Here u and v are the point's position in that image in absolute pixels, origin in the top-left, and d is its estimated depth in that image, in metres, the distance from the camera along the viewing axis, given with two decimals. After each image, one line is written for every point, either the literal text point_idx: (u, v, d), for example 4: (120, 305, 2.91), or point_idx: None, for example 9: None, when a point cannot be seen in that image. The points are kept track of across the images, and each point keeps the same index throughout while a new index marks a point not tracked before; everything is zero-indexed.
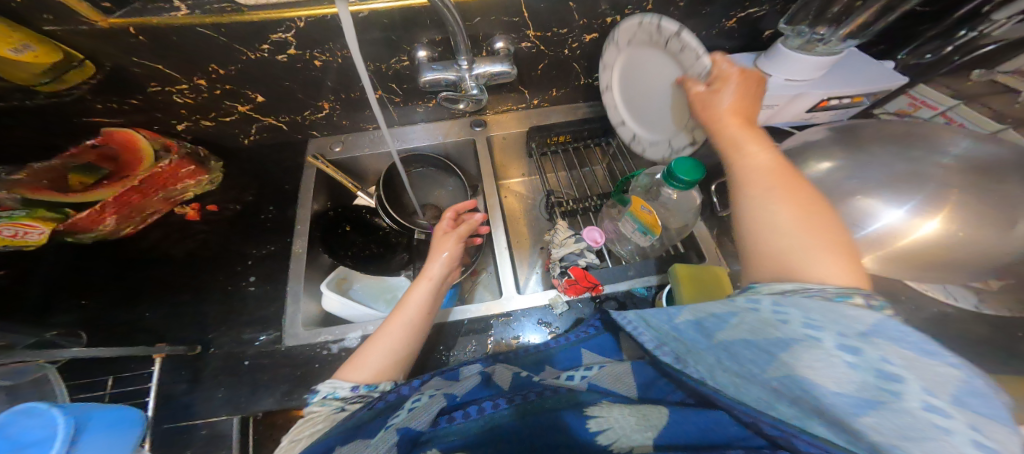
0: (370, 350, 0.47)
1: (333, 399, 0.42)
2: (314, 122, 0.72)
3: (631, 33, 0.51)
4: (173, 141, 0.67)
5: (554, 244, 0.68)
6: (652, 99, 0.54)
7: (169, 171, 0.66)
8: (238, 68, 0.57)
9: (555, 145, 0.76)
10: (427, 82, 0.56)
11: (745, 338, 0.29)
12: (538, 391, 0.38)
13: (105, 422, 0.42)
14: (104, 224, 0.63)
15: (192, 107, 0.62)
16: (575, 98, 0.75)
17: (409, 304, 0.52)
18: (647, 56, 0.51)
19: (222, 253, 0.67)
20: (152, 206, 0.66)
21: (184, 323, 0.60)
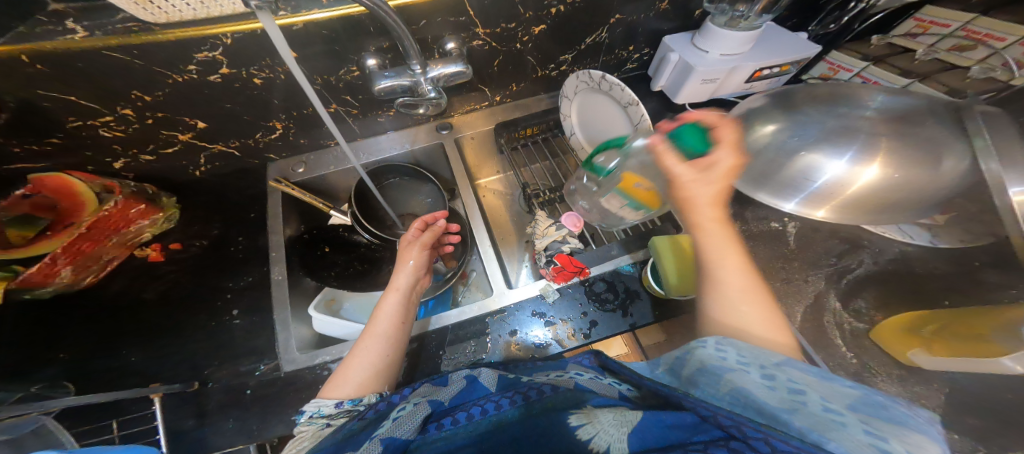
0: (352, 364, 0.48)
1: (319, 416, 0.43)
2: (269, 145, 0.70)
3: (574, 87, 0.68)
4: (113, 181, 0.61)
5: (537, 235, 0.71)
6: (608, 127, 0.66)
7: (118, 213, 0.60)
8: (163, 93, 0.54)
9: (524, 138, 0.77)
10: (383, 91, 0.55)
11: (700, 368, 0.36)
12: (527, 392, 0.39)
13: None
14: (60, 276, 0.57)
15: (124, 139, 0.59)
16: (535, 91, 0.76)
17: (382, 316, 0.52)
18: (594, 99, 0.66)
19: (199, 290, 0.65)
20: (108, 252, 0.61)
21: (172, 365, 0.57)
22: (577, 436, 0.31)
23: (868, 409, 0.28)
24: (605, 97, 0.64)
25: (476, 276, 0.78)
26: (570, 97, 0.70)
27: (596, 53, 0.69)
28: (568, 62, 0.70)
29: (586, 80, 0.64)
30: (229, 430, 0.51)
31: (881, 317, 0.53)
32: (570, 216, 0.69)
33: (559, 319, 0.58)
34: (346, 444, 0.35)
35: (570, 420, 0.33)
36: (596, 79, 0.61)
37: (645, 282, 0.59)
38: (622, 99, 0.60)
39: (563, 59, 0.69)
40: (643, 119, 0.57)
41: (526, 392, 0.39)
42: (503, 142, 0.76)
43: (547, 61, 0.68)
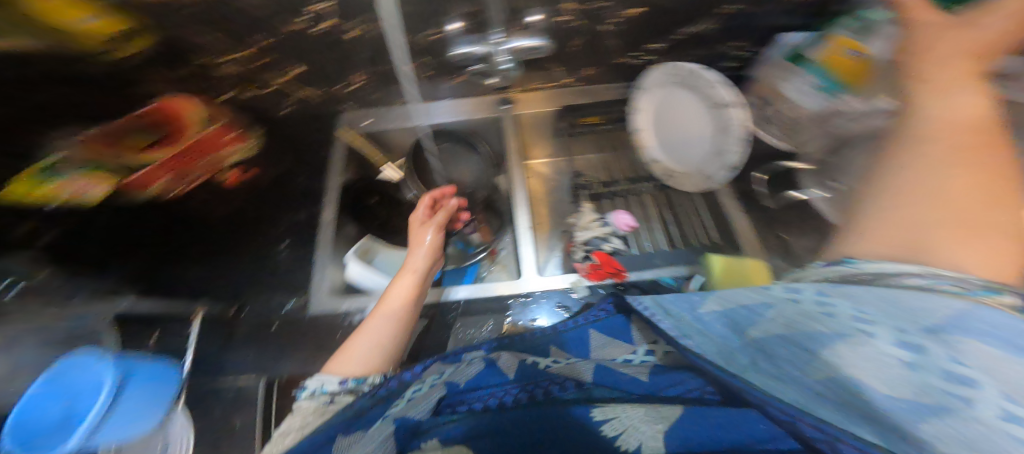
0: (357, 343, 0.48)
1: (322, 393, 0.42)
2: (345, 95, 0.75)
3: (659, 79, 0.66)
4: (215, 108, 0.65)
5: (578, 228, 0.69)
6: (686, 129, 0.63)
7: (215, 137, 0.65)
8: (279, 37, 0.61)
9: (585, 125, 0.76)
10: (459, 56, 0.56)
11: (779, 336, 0.33)
12: (545, 388, 0.38)
13: (149, 375, 0.48)
14: (158, 184, 0.58)
15: (239, 76, 0.66)
16: (609, 78, 0.73)
17: (394, 295, 0.54)
18: (677, 98, 0.64)
19: (257, 217, 0.69)
20: (196, 172, 0.63)
21: (222, 283, 0.63)
22: (607, 436, 0.29)
23: None
24: (694, 97, 0.62)
25: (505, 257, 0.73)
26: (647, 92, 0.68)
27: (686, 47, 0.65)
28: (654, 51, 0.66)
29: (677, 75, 0.63)
30: (278, 345, 0.60)
31: None
32: (622, 216, 0.67)
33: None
34: (362, 418, 0.32)
35: (594, 415, 0.32)
36: (689, 73, 0.60)
37: None
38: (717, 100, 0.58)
39: (650, 48, 0.66)
40: (733, 119, 0.56)
41: (533, 389, 0.38)
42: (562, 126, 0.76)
43: (628, 49, 0.65)
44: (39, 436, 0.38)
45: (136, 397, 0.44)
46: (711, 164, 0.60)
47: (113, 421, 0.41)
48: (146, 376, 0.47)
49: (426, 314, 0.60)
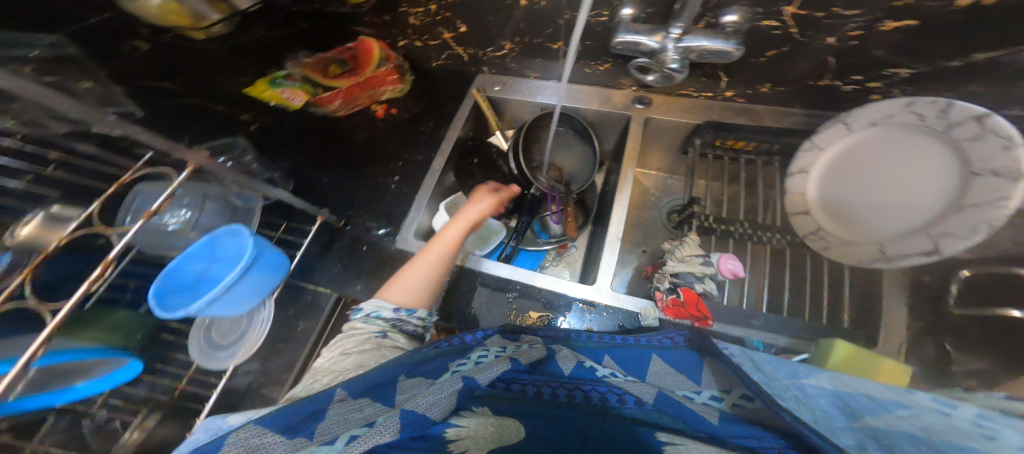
0: (409, 273, 0.52)
1: (377, 318, 0.47)
2: (489, 59, 0.77)
3: (885, 115, 0.46)
4: (392, 55, 0.79)
5: (673, 255, 0.57)
6: (891, 190, 0.47)
7: (381, 76, 0.77)
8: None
9: (725, 148, 0.65)
10: (621, 45, 0.55)
11: (913, 438, 0.24)
12: (596, 394, 0.37)
13: (269, 263, 0.49)
14: (333, 105, 0.78)
15: (418, 27, 0.74)
16: (788, 101, 0.62)
17: (444, 239, 0.56)
18: (904, 143, 0.46)
19: (382, 149, 0.78)
20: (361, 100, 0.79)
21: (341, 197, 0.72)
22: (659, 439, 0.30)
23: None
24: (927, 149, 0.44)
25: (572, 254, 0.76)
26: (852, 127, 0.50)
27: (967, 78, 0.44)
28: (892, 79, 0.50)
29: (924, 113, 0.43)
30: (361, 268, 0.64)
31: None
32: (729, 262, 0.54)
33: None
34: (424, 368, 0.37)
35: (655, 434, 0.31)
36: (955, 118, 0.40)
37: None
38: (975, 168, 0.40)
39: (889, 74, 0.49)
40: (1001, 203, 0.37)
41: (588, 391, 0.37)
42: (697, 143, 0.66)
43: (830, 72, 0.53)
44: (174, 292, 0.40)
45: (251, 280, 0.46)
46: (920, 247, 0.44)
47: (231, 299, 0.44)
48: (269, 263, 0.49)
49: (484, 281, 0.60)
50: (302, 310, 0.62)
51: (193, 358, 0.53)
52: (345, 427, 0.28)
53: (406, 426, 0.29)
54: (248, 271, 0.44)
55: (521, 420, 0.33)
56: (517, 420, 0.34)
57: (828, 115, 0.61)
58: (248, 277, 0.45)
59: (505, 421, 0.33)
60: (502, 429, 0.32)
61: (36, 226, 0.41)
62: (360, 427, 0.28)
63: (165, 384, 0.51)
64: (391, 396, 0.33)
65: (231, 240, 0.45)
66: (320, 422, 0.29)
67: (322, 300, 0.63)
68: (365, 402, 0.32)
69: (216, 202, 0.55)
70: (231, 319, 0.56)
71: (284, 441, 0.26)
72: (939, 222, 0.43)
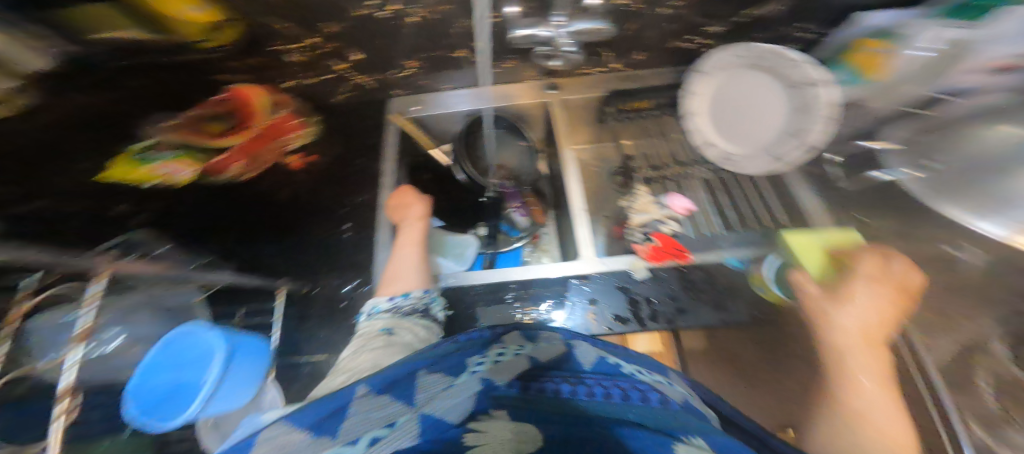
0: (399, 270, 0.61)
1: (378, 312, 0.55)
2: (397, 81, 0.78)
3: (721, 61, 0.62)
4: (282, 97, 0.77)
5: (633, 209, 0.71)
6: (756, 112, 0.61)
7: (279, 124, 0.76)
8: (350, 22, 0.69)
9: (630, 112, 0.75)
10: (516, 40, 0.58)
11: None
12: (619, 387, 0.35)
13: (248, 351, 0.48)
14: (230, 169, 0.70)
15: (304, 64, 0.75)
16: (659, 62, 0.72)
17: (410, 237, 0.65)
18: (741, 79, 0.62)
19: (317, 203, 0.74)
20: (265, 156, 0.74)
21: (294, 263, 0.68)
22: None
23: None
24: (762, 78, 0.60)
25: (546, 240, 0.80)
26: (703, 73, 0.63)
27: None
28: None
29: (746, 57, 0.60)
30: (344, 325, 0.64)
31: None
32: (679, 200, 0.70)
33: (645, 297, 0.61)
34: (444, 366, 0.37)
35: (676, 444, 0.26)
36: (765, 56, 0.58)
37: (756, 278, 0.58)
38: (794, 80, 0.57)
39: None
40: (823, 99, 0.54)
41: (613, 386, 0.35)
42: (609, 111, 0.74)
43: None
44: (172, 398, 0.39)
45: (237, 371, 0.45)
46: (796, 146, 0.56)
47: (221, 396, 0.43)
48: (249, 351, 0.48)
49: (491, 295, 0.63)
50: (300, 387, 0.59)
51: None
52: (370, 426, 0.27)
53: (424, 424, 0.28)
54: (230, 364, 0.43)
55: (540, 425, 0.30)
56: (532, 424, 0.30)
57: None
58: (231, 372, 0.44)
59: (524, 427, 0.30)
60: (521, 434, 0.29)
61: None
62: (382, 428, 0.27)
63: None
64: (412, 389, 0.32)
65: (190, 340, 0.42)
66: (345, 420, 0.27)
67: (320, 369, 0.62)
68: (388, 399, 0.30)
69: None
70: None
71: (309, 441, 0.26)
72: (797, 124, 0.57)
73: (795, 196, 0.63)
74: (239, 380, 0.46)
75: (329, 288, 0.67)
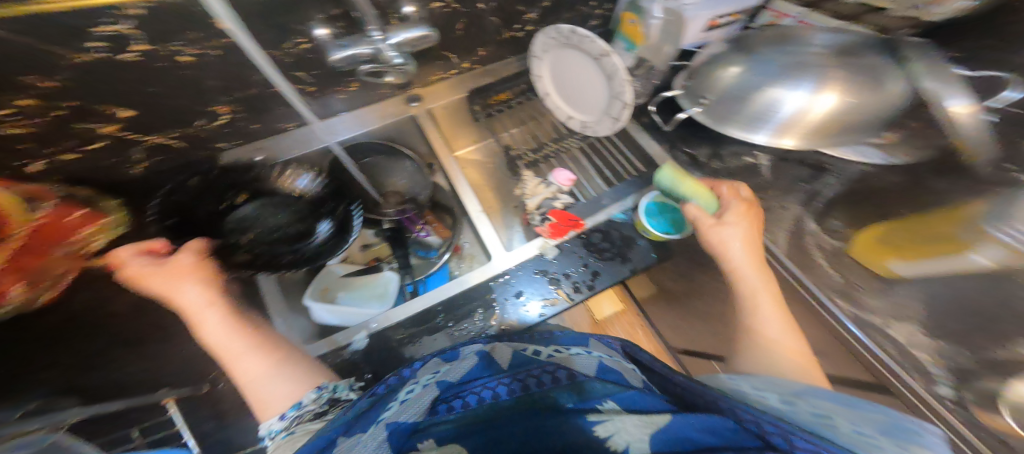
0: (248, 390, 0.46)
1: (272, 435, 0.40)
2: (214, 133, 0.64)
3: (544, 45, 0.67)
4: (38, 186, 0.54)
5: (527, 195, 0.75)
6: (583, 82, 0.65)
7: (54, 224, 0.54)
8: (66, 77, 0.45)
9: (498, 104, 0.77)
10: (341, 62, 0.52)
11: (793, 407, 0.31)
12: (539, 378, 0.36)
13: None
14: (9, 300, 0.51)
15: (35, 137, 0.49)
16: (503, 54, 0.75)
17: (221, 340, 0.49)
18: (564, 57, 0.66)
19: (177, 298, 0.62)
20: (58, 267, 0.55)
21: (170, 375, 0.57)
22: (592, 434, 0.27)
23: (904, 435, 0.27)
24: (576, 52, 0.64)
25: (469, 248, 0.76)
26: (540, 58, 0.70)
27: (557, 13, 0.68)
28: (532, 21, 0.68)
29: (555, 37, 0.64)
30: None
31: (853, 232, 0.58)
32: (562, 173, 0.74)
33: (562, 273, 0.63)
34: (355, 423, 0.31)
35: (593, 409, 0.30)
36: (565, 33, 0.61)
37: (638, 226, 0.64)
38: (591, 51, 0.60)
39: (529, 19, 0.67)
40: (616, 68, 0.57)
41: (538, 376, 0.37)
42: (477, 110, 0.76)
43: (511, 21, 0.66)
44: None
45: None
46: (618, 105, 0.60)
47: None
48: None
49: (413, 331, 0.59)
50: None
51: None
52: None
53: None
54: None
55: (463, 441, 0.28)
56: (457, 442, 0.27)
57: None
58: None
59: (450, 446, 0.27)
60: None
61: None
62: None
63: None
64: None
65: None
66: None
67: None
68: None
69: None
70: None
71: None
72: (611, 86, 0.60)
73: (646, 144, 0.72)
74: None
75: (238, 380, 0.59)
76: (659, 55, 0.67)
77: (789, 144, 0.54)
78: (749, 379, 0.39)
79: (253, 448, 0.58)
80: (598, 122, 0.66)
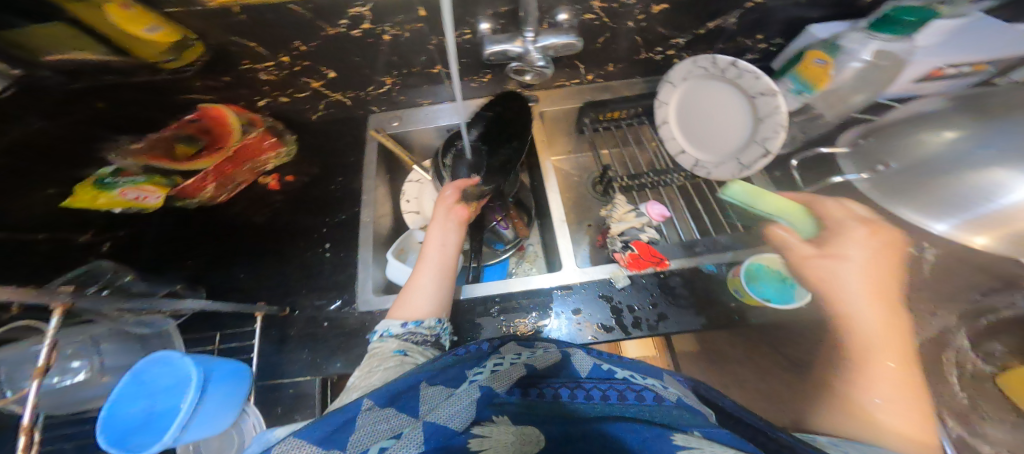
0: (410, 292, 0.55)
1: (389, 336, 0.50)
2: (375, 98, 0.79)
3: (687, 72, 0.61)
4: (256, 116, 0.76)
5: (614, 218, 0.72)
6: (717, 121, 0.61)
7: (255, 143, 0.75)
8: (315, 44, 0.63)
9: (607, 121, 0.77)
10: (492, 55, 0.60)
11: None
12: (619, 391, 0.36)
13: (221, 373, 0.51)
14: (206, 191, 0.71)
15: (274, 83, 0.71)
16: (631, 73, 0.74)
17: (431, 244, 0.60)
18: (709, 88, 0.61)
19: (296, 223, 0.74)
20: (241, 176, 0.74)
21: (273, 284, 0.67)
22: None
23: None
24: (725, 87, 0.59)
25: (532, 251, 0.83)
26: (675, 85, 0.64)
27: (713, 40, 0.65)
28: (678, 47, 0.66)
29: (706, 67, 0.59)
30: (323, 348, 0.63)
31: None
32: (654, 206, 0.70)
33: (627, 304, 0.60)
34: (445, 376, 0.36)
35: (671, 435, 0.27)
36: (721, 65, 0.57)
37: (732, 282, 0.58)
38: (749, 88, 0.56)
39: (675, 43, 0.65)
40: (778, 110, 0.52)
41: (611, 391, 0.36)
42: (586, 121, 0.77)
43: (655, 43, 0.65)
44: (136, 434, 0.41)
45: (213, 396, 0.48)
46: (759, 152, 0.56)
47: (200, 418, 0.46)
48: (221, 373, 0.51)
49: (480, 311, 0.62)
50: (284, 410, 0.59)
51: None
52: (374, 438, 0.27)
53: (431, 435, 0.28)
54: (204, 391, 0.46)
55: (539, 427, 0.31)
56: (534, 427, 0.31)
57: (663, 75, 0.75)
58: (206, 399, 0.47)
59: (526, 429, 0.31)
60: (523, 437, 0.30)
61: None
62: (388, 438, 0.27)
63: None
64: (413, 404, 0.32)
65: (165, 369, 0.46)
66: (352, 433, 0.27)
67: (299, 395, 0.60)
68: (392, 412, 0.30)
69: (115, 340, 0.50)
70: (215, 442, 0.56)
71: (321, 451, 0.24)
72: (757, 131, 0.56)
73: (764, 198, 0.65)
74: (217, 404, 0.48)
75: (312, 308, 0.66)
76: (837, 108, 0.62)
77: (981, 243, 0.52)
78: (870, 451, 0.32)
79: (291, 379, 0.61)
80: (717, 166, 0.62)
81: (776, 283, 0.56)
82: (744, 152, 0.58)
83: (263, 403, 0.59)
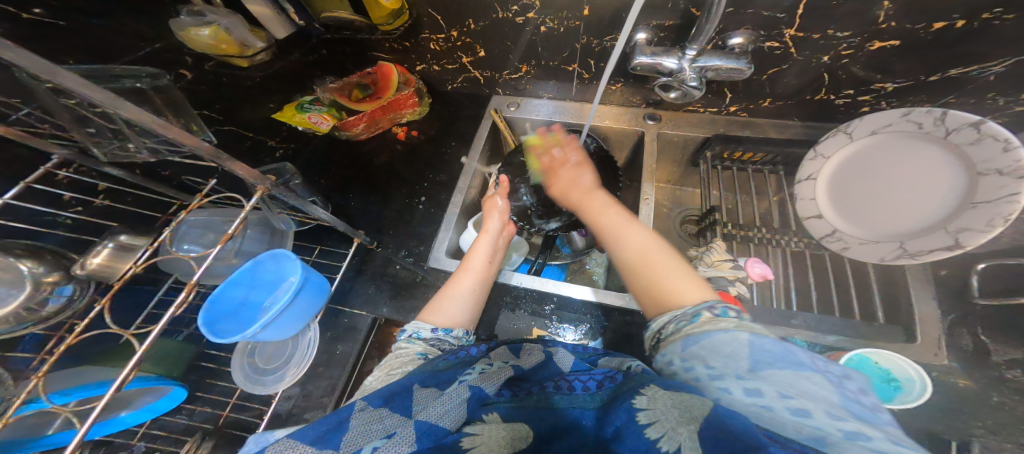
0: (449, 297, 0.55)
1: (418, 338, 0.48)
2: (506, 81, 0.82)
3: (885, 124, 0.51)
4: (412, 78, 0.80)
5: (704, 261, 0.61)
6: (891, 189, 0.52)
7: (403, 99, 0.79)
8: (484, 22, 0.66)
9: (733, 160, 0.71)
10: (638, 66, 0.59)
11: (744, 368, 0.30)
12: (597, 379, 0.38)
13: (313, 285, 0.56)
14: (354, 130, 0.79)
15: (436, 52, 0.76)
16: (785, 114, 0.67)
17: (476, 251, 0.61)
18: (908, 150, 0.50)
19: (402, 173, 0.80)
20: (381, 123, 0.81)
21: (369, 219, 0.75)
22: (648, 438, 0.27)
23: (851, 406, 0.26)
24: (930, 150, 0.48)
25: (595, 265, 0.81)
26: (853, 137, 0.54)
27: (944, 90, 0.52)
28: (880, 93, 0.56)
29: (922, 122, 0.48)
30: (390, 290, 0.69)
31: None
32: (756, 265, 0.60)
33: None
34: (436, 378, 0.37)
35: (634, 403, 0.31)
36: (951, 125, 0.45)
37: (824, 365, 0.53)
38: (975, 162, 0.44)
39: (877, 88, 0.56)
40: (1011, 199, 0.41)
41: (585, 380, 0.38)
42: (708, 155, 0.71)
43: (841, 88, 0.58)
44: (222, 318, 0.48)
45: (301, 302, 0.53)
46: (941, 242, 0.47)
47: (279, 322, 0.51)
48: (314, 284, 0.56)
49: (530, 308, 0.68)
50: (337, 333, 0.66)
51: (239, 383, 0.59)
52: (369, 438, 0.30)
53: (421, 435, 0.30)
54: (297, 293, 0.52)
55: (529, 423, 0.34)
56: (524, 424, 0.34)
57: (823, 126, 0.66)
58: (297, 300, 0.52)
59: (514, 424, 0.33)
60: (513, 432, 0.32)
61: (106, 256, 0.39)
62: (381, 438, 0.30)
63: (208, 411, 0.59)
64: (408, 403, 0.33)
65: (270, 264, 0.53)
66: (345, 433, 0.30)
67: (359, 322, 0.67)
68: (385, 412, 0.32)
69: (256, 229, 0.58)
70: (276, 346, 0.63)
71: (315, 452, 0.27)
72: (954, 218, 0.46)
73: (905, 295, 0.55)
74: (305, 309, 0.54)
75: (391, 252, 0.72)
76: None
77: None
78: (691, 322, 0.36)
79: (350, 311, 0.68)
80: (860, 244, 0.54)
81: (876, 379, 0.49)
82: (914, 240, 0.49)
83: (328, 319, 0.67)
